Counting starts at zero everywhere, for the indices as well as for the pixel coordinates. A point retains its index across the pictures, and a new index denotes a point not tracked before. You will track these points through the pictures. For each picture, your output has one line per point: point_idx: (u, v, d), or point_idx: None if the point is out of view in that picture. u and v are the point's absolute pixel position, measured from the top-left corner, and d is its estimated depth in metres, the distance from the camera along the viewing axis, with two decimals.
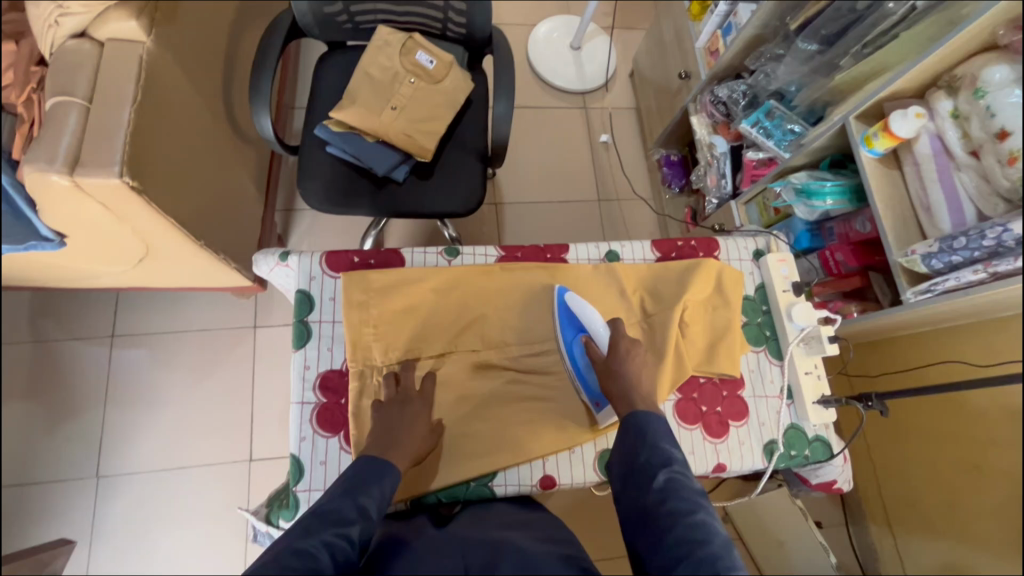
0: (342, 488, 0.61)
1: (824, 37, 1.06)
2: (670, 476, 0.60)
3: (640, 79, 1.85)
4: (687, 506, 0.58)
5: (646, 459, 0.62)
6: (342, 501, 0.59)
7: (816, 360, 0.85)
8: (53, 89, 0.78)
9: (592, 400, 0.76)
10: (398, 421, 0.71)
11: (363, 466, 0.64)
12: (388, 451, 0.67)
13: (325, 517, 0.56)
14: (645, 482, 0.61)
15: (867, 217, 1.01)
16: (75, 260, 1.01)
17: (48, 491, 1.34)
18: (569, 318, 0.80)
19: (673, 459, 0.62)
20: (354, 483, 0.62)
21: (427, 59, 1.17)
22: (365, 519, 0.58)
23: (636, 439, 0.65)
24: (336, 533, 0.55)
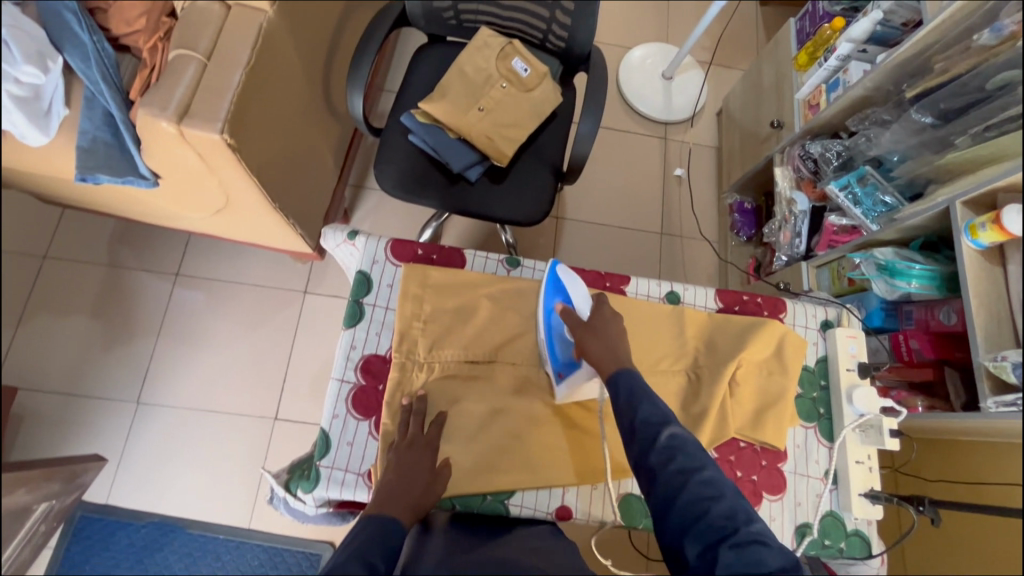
0: (350, 550, 0.56)
1: (942, 111, 1.01)
2: (673, 434, 0.62)
3: (728, 119, 1.80)
4: (695, 465, 0.60)
5: (645, 417, 0.64)
6: (353, 564, 0.54)
7: (870, 451, 0.79)
8: (178, 41, 0.83)
9: (557, 370, 0.77)
10: (406, 465, 0.68)
11: (372, 522, 0.60)
12: (385, 505, 0.63)
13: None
14: (649, 441, 0.62)
15: (954, 309, 0.95)
16: (162, 199, 1.07)
17: (93, 406, 1.43)
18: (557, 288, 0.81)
19: (669, 416, 0.64)
20: (363, 544, 0.58)
21: (522, 67, 1.19)
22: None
23: (634, 399, 0.66)
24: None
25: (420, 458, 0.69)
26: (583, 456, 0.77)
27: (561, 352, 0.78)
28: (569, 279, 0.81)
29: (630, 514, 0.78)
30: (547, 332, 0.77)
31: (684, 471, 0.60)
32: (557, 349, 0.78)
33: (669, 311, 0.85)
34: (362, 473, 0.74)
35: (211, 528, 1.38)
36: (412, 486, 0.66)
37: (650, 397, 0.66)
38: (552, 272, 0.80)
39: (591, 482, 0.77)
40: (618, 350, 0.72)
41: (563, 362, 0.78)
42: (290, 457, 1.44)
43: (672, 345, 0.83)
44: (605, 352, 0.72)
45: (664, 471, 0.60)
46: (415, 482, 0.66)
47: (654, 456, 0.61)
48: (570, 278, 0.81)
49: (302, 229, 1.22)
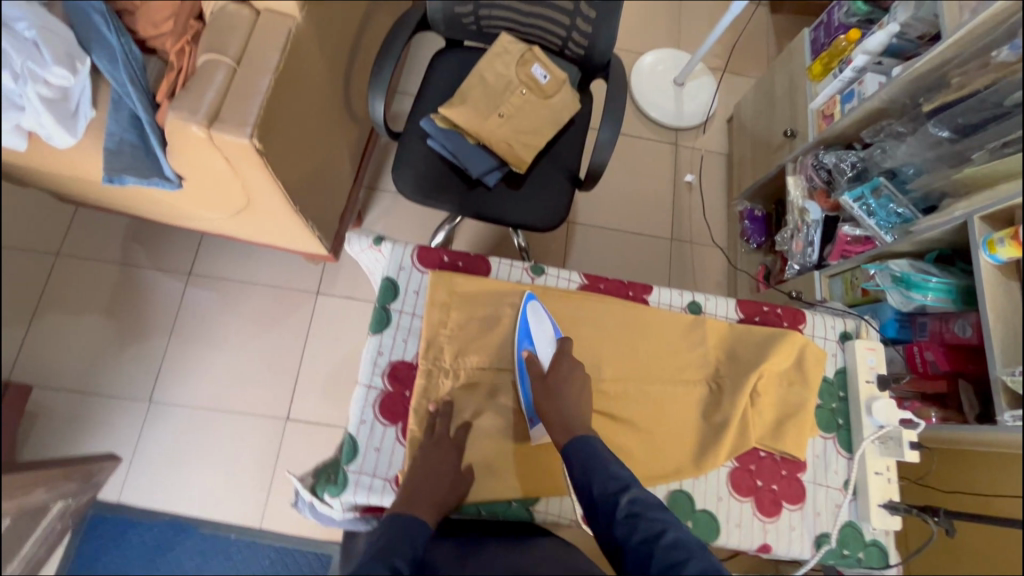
0: (372, 554, 0.58)
1: (960, 125, 1.01)
2: (632, 499, 0.63)
3: (738, 126, 1.81)
4: (658, 529, 0.60)
5: (601, 489, 0.64)
6: (376, 564, 0.56)
7: (888, 462, 0.81)
8: (207, 45, 0.83)
9: (528, 416, 0.76)
10: (436, 468, 0.72)
11: (396, 522, 0.63)
12: (411, 502, 0.67)
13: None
14: (610, 511, 0.63)
15: (969, 323, 0.96)
16: (182, 200, 1.08)
17: (105, 404, 1.43)
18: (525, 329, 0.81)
19: (626, 481, 0.65)
20: (386, 544, 0.60)
21: (541, 74, 1.20)
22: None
23: (587, 471, 0.66)
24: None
25: (448, 457, 0.73)
26: None
27: (535, 399, 0.78)
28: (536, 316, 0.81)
29: None
30: (519, 382, 0.78)
31: (649, 536, 0.60)
32: (532, 396, 0.78)
33: (692, 321, 0.86)
34: (388, 479, 0.74)
35: (223, 527, 1.39)
36: (439, 486, 0.70)
37: (602, 459, 0.67)
38: (523, 315, 0.80)
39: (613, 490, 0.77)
40: (573, 418, 0.71)
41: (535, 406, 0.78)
42: (301, 457, 1.45)
43: (694, 355, 0.84)
44: (559, 417, 0.71)
45: (629, 541, 0.60)
46: (441, 483, 0.71)
47: (618, 527, 0.62)
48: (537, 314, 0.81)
49: (319, 231, 1.23)
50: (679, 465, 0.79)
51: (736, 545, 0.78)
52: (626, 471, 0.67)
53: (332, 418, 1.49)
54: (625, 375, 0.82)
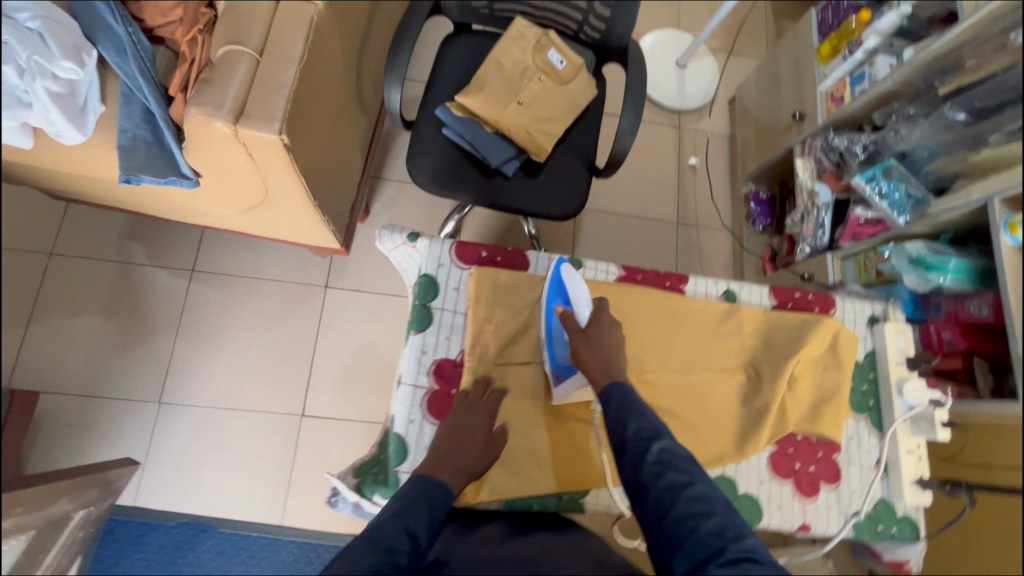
0: (395, 511, 0.61)
1: (976, 108, 1.01)
2: (662, 448, 0.64)
3: (741, 108, 1.81)
4: (686, 479, 0.61)
5: (636, 431, 0.65)
6: (396, 526, 0.59)
7: (919, 441, 0.84)
8: (226, 35, 0.80)
9: (554, 372, 0.79)
10: (465, 434, 0.73)
11: (422, 483, 0.64)
12: (439, 466, 0.68)
13: (377, 543, 0.57)
14: (639, 452, 0.64)
15: (986, 302, 0.98)
16: (195, 197, 1.03)
17: (113, 407, 1.39)
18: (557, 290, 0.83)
19: (660, 429, 0.66)
20: (409, 505, 0.62)
21: (558, 59, 1.17)
22: (413, 546, 0.58)
23: (623, 414, 0.68)
24: (387, 560, 0.56)
25: (478, 425, 0.74)
26: None
27: (560, 354, 0.81)
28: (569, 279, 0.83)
29: None
30: (548, 335, 0.81)
31: (673, 486, 0.60)
32: (557, 350, 0.81)
33: (727, 309, 0.87)
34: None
35: (244, 526, 1.37)
36: (467, 453, 0.71)
37: (639, 409, 0.68)
38: (556, 273, 0.83)
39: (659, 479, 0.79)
40: (609, 360, 0.74)
41: (562, 364, 0.80)
42: (319, 453, 1.43)
43: (732, 343, 0.85)
44: (596, 358, 0.74)
45: (654, 486, 0.61)
46: (470, 449, 0.72)
47: (645, 470, 0.63)
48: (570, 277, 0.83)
49: (334, 225, 1.19)
50: (721, 451, 0.80)
51: (778, 525, 0.81)
52: (660, 423, 0.67)
53: (348, 413, 1.47)
54: (666, 365, 0.83)
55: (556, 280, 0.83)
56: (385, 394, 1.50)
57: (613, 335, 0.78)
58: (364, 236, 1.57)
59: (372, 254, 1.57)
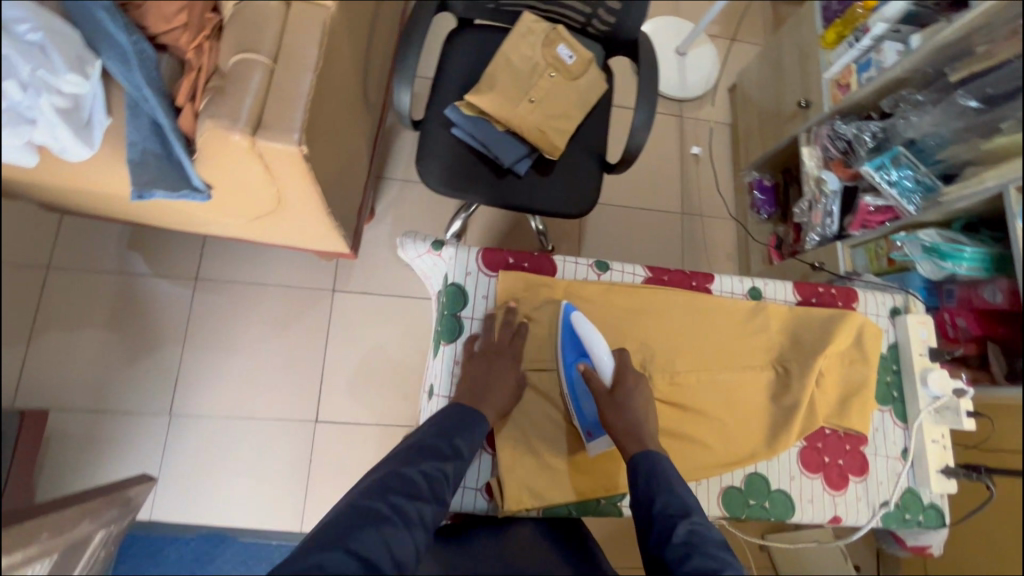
0: (440, 429, 0.73)
1: (987, 95, 1.00)
2: (690, 529, 0.65)
3: (743, 95, 1.80)
4: (711, 564, 0.61)
5: (663, 507, 0.68)
6: (439, 441, 0.72)
7: (943, 430, 0.85)
8: (238, 45, 0.78)
9: (586, 430, 0.80)
10: (497, 375, 0.80)
11: (460, 409, 0.76)
12: (478, 403, 0.77)
13: (425, 452, 0.70)
14: (666, 532, 0.66)
15: (1000, 288, 1.00)
16: (204, 208, 1.01)
17: (122, 421, 1.37)
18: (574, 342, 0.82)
19: (688, 509, 0.67)
20: (452, 425, 0.74)
21: (568, 54, 1.16)
22: (456, 458, 0.71)
23: (651, 486, 0.70)
24: (433, 466, 0.68)
25: (509, 367, 0.81)
26: (687, 455, 0.80)
27: (588, 409, 0.81)
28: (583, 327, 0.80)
29: (734, 507, 0.81)
30: (571, 389, 0.82)
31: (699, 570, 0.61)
32: (584, 405, 0.81)
33: (753, 307, 0.87)
34: (479, 489, 0.81)
35: (263, 535, 1.35)
36: (501, 392, 0.79)
37: (670, 481, 0.70)
38: (566, 324, 0.81)
39: (693, 480, 0.80)
40: (640, 429, 0.75)
41: (591, 419, 0.81)
42: (334, 459, 1.42)
43: (760, 340, 0.86)
44: (626, 426, 0.75)
45: (679, 568, 0.62)
46: (502, 389, 0.79)
47: (670, 550, 0.64)
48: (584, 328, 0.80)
49: (345, 230, 1.17)
50: (753, 449, 0.81)
51: (810, 518, 0.83)
52: (690, 500, 0.70)
53: (362, 417, 1.45)
54: (696, 365, 0.83)
55: (568, 333, 0.82)
56: (399, 396, 1.48)
57: (640, 394, 0.77)
58: (370, 238, 1.55)
59: (379, 255, 1.54)
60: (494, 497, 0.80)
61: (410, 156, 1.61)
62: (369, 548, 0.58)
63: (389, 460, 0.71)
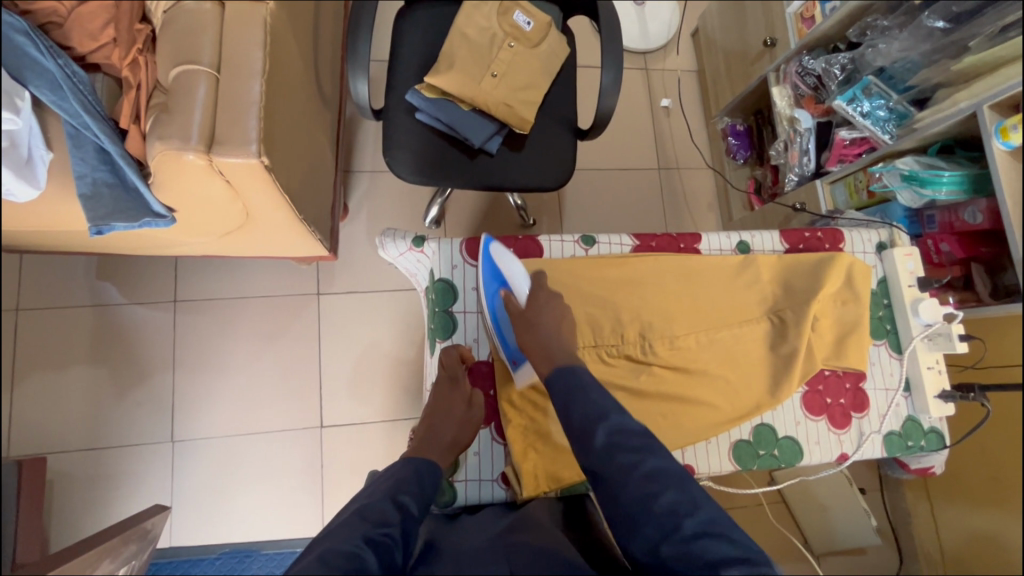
0: (384, 490, 0.67)
1: (954, 14, 1.03)
2: (611, 430, 0.64)
3: (706, 39, 1.75)
4: (635, 460, 0.61)
5: (581, 418, 0.66)
6: (384, 502, 0.65)
7: (937, 356, 0.88)
8: (177, 57, 0.74)
9: (509, 360, 0.83)
10: (447, 408, 0.80)
11: (408, 464, 0.72)
12: (426, 448, 0.76)
13: (368, 518, 0.62)
14: (588, 441, 0.64)
15: (979, 209, 1.01)
16: (169, 231, 0.95)
17: (122, 455, 1.34)
18: (494, 271, 0.85)
19: (606, 411, 0.66)
20: (397, 483, 0.68)
21: (525, 20, 1.12)
22: (404, 515, 0.64)
23: (568, 399, 0.68)
24: (381, 531, 0.61)
25: (454, 395, 0.81)
26: (697, 417, 0.80)
27: (512, 338, 0.84)
28: (502, 257, 0.84)
29: (746, 459, 0.83)
30: (494, 321, 0.84)
31: (625, 469, 0.61)
32: (508, 336, 0.84)
33: (742, 261, 0.88)
34: (496, 478, 0.82)
35: (287, 544, 1.35)
36: (448, 422, 0.79)
37: (585, 391, 0.69)
38: (486, 256, 0.84)
39: (707, 438, 0.81)
40: (552, 348, 0.75)
41: (515, 349, 0.83)
42: (345, 461, 1.41)
43: (755, 292, 0.86)
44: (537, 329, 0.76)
45: (608, 470, 0.62)
46: (456, 423, 0.79)
47: (595, 457, 0.63)
48: (502, 256, 0.84)
49: (320, 233, 1.12)
50: (757, 400, 0.82)
51: (819, 460, 0.85)
52: None
53: (366, 416, 1.44)
54: (693, 327, 0.83)
55: (489, 266, 0.84)
56: (400, 390, 1.46)
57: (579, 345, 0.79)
58: (347, 237, 1.50)
59: (359, 252, 1.50)
60: (511, 485, 0.81)
61: (375, 146, 1.55)
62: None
63: (319, 543, 0.60)
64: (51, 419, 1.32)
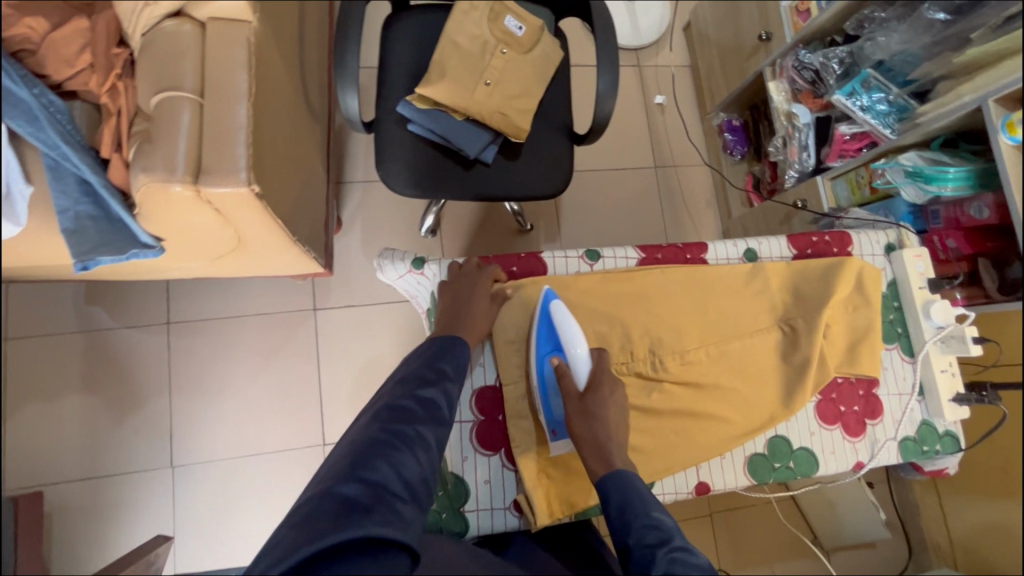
0: (423, 357, 0.75)
1: (955, 6, 1.02)
2: (670, 555, 0.58)
3: (699, 33, 1.72)
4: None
5: (639, 535, 0.62)
6: (424, 366, 0.73)
7: (950, 358, 0.87)
8: (157, 83, 0.70)
9: (549, 430, 0.78)
10: (470, 288, 0.82)
11: (442, 337, 0.78)
12: (454, 328, 0.78)
13: (411, 381, 0.71)
14: (645, 562, 0.59)
15: (987, 204, 1.00)
16: (157, 260, 0.92)
17: (123, 483, 1.31)
18: (551, 335, 0.80)
19: (668, 535, 0.62)
20: (435, 352, 0.76)
21: (516, 25, 1.09)
22: (442, 374, 0.73)
23: (624, 509, 0.66)
24: (425, 391, 0.70)
25: (480, 291, 0.82)
26: (711, 433, 0.79)
27: (555, 407, 0.80)
28: (562, 324, 0.78)
29: (762, 473, 0.81)
30: (541, 385, 0.79)
31: None
32: (551, 403, 0.79)
33: (750, 270, 0.86)
34: (508, 506, 0.79)
35: None
36: (473, 309, 0.80)
37: (642, 504, 0.66)
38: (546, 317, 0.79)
39: (722, 454, 0.79)
40: (601, 442, 0.72)
41: (557, 418, 0.79)
42: None
43: (765, 301, 0.85)
44: None
45: None
46: (479, 307, 0.80)
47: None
48: (564, 325, 0.78)
49: (314, 251, 1.09)
50: (771, 412, 0.81)
51: (835, 470, 0.84)
52: None
53: None
54: (703, 341, 0.81)
55: (547, 327, 0.80)
56: None
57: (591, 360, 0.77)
58: (341, 250, 1.47)
59: (355, 265, 1.47)
60: (524, 512, 0.79)
61: (366, 156, 1.52)
62: (379, 479, 0.57)
63: (378, 402, 0.71)
64: (47, 450, 1.29)
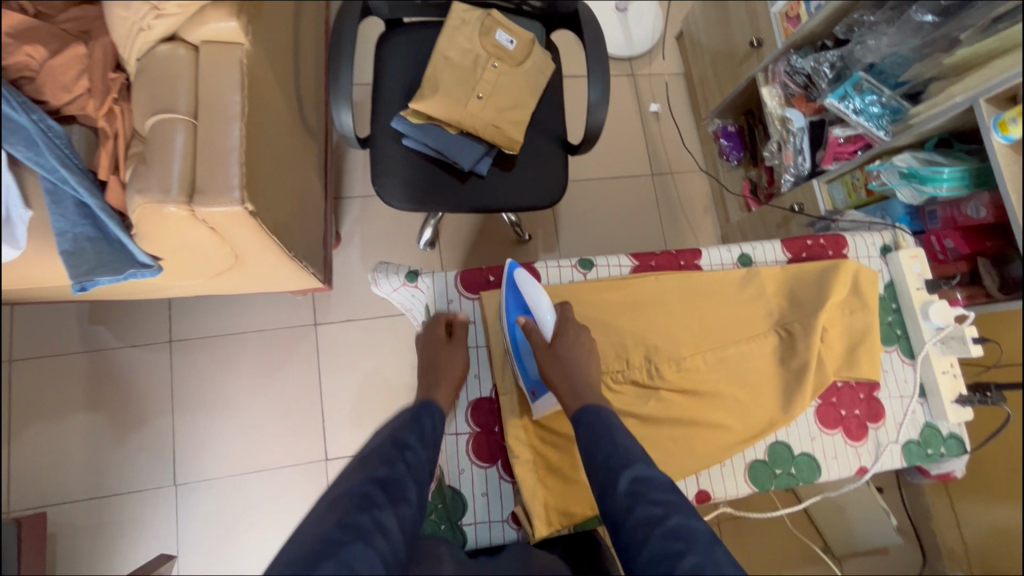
0: (385, 433, 0.69)
1: (942, 7, 1.02)
2: (634, 477, 0.63)
3: (692, 42, 1.73)
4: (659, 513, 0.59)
5: (605, 459, 0.65)
6: (386, 444, 0.67)
7: (951, 359, 0.86)
8: (152, 105, 0.72)
9: (529, 390, 0.80)
10: (433, 349, 0.82)
11: (408, 410, 0.74)
12: (432, 390, 0.78)
13: (370, 460, 0.64)
14: (611, 485, 0.63)
15: (982, 203, 1.01)
16: (156, 278, 0.93)
17: (126, 502, 1.31)
18: (517, 298, 0.84)
19: (632, 457, 0.65)
20: (399, 425, 0.70)
21: (507, 39, 1.10)
22: (406, 450, 0.67)
23: (598, 444, 0.67)
24: (386, 470, 0.63)
25: (447, 348, 0.82)
26: (710, 440, 0.78)
27: (531, 368, 0.82)
28: (524, 285, 0.82)
29: (763, 479, 0.80)
30: (514, 347, 0.82)
31: (647, 520, 0.59)
32: (527, 365, 0.82)
33: (744, 276, 0.86)
34: (506, 519, 0.79)
35: None
36: (448, 364, 0.81)
37: (613, 435, 0.68)
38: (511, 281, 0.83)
39: (721, 461, 0.79)
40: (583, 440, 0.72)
41: (534, 379, 0.81)
42: None
43: (760, 306, 0.84)
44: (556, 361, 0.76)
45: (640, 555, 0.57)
46: (449, 358, 0.81)
47: (619, 503, 0.62)
48: (528, 285, 0.82)
49: (313, 267, 1.10)
50: (770, 417, 0.80)
51: (837, 475, 0.83)
52: None
53: None
54: (699, 347, 0.81)
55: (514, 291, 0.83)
56: None
57: (587, 368, 0.76)
58: (341, 265, 1.48)
59: (355, 279, 1.48)
60: (522, 524, 0.78)
61: (365, 171, 1.53)
62: None
63: (333, 486, 0.63)
64: (51, 471, 1.30)
